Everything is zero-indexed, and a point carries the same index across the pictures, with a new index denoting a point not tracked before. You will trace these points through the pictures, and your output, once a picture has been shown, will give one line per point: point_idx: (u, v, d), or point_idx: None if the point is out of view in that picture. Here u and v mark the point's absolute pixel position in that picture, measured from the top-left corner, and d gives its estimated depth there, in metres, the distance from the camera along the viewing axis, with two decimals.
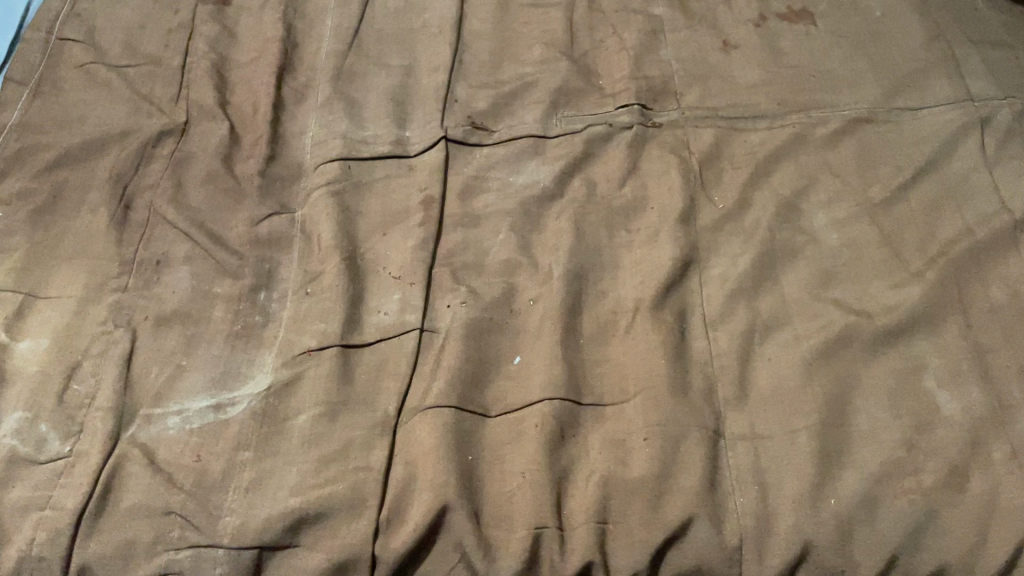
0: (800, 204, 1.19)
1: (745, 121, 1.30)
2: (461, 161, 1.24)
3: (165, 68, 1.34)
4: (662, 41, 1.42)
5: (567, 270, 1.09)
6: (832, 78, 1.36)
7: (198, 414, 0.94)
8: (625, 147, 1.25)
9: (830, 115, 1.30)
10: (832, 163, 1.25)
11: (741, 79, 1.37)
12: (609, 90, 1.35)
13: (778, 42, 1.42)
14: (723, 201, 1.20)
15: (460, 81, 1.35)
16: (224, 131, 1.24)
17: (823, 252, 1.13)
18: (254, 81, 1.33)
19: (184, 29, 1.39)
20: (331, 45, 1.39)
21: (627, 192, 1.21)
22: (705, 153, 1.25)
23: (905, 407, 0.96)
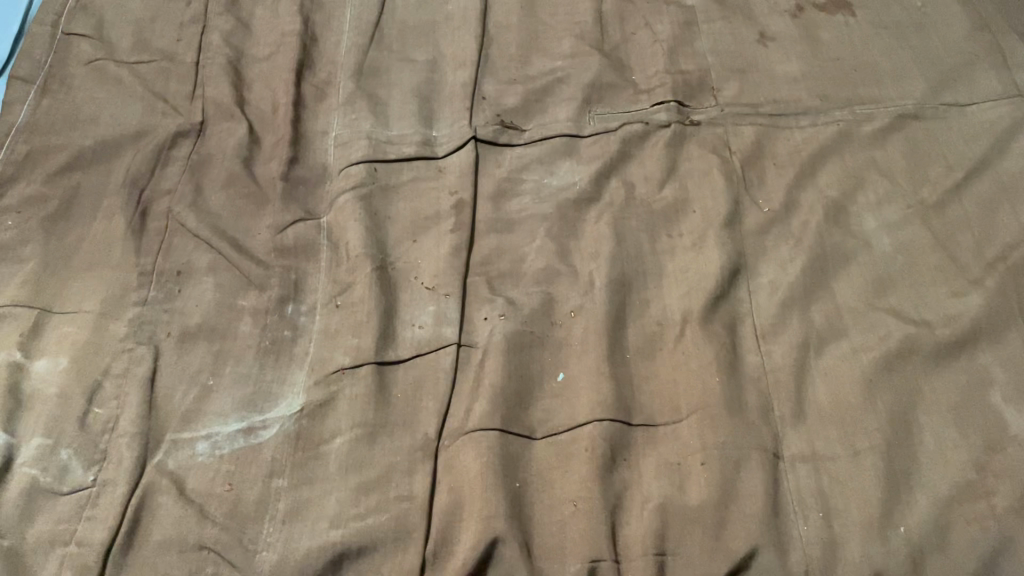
0: (849, 206, 1.14)
1: (787, 117, 1.24)
2: (492, 162, 1.19)
3: (179, 64, 1.28)
4: (697, 32, 1.35)
5: (609, 280, 1.04)
6: (875, 71, 1.31)
7: (228, 438, 0.89)
8: (664, 146, 1.20)
9: (875, 110, 1.25)
10: (881, 162, 1.19)
11: (781, 72, 1.31)
12: (643, 86, 1.29)
13: (817, 32, 1.36)
14: (768, 203, 1.14)
15: (487, 76, 1.29)
16: (244, 132, 1.19)
17: (877, 257, 1.08)
18: (272, 77, 1.27)
19: (197, 23, 1.32)
20: (351, 39, 1.32)
21: (668, 194, 1.15)
22: (747, 152, 1.20)
23: (972, 425, 0.92)
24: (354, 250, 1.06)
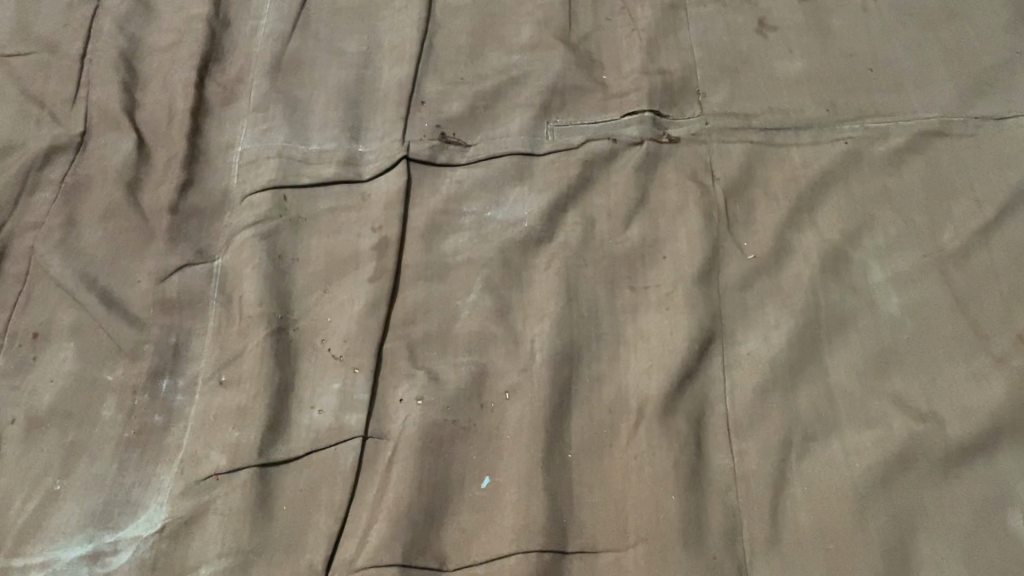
0: (853, 252, 0.94)
1: (785, 133, 1.04)
2: (427, 187, 0.99)
3: (61, 56, 1.07)
4: (683, 19, 1.13)
5: (553, 351, 0.86)
6: (895, 73, 1.08)
7: (70, 568, 0.75)
8: (633, 172, 1.00)
9: (891, 125, 1.04)
10: (895, 193, 0.98)
11: (782, 71, 1.09)
12: (615, 88, 1.08)
13: (829, 21, 1.14)
14: (755, 249, 0.94)
15: (429, 73, 1.08)
16: (130, 148, 0.99)
17: (882, 323, 0.89)
18: (171, 74, 1.06)
19: (88, 3, 1.11)
20: (271, 24, 1.11)
21: (635, 233, 0.95)
22: (734, 179, 0.99)
23: (984, 561, 0.74)
24: (249, 309, 0.88)
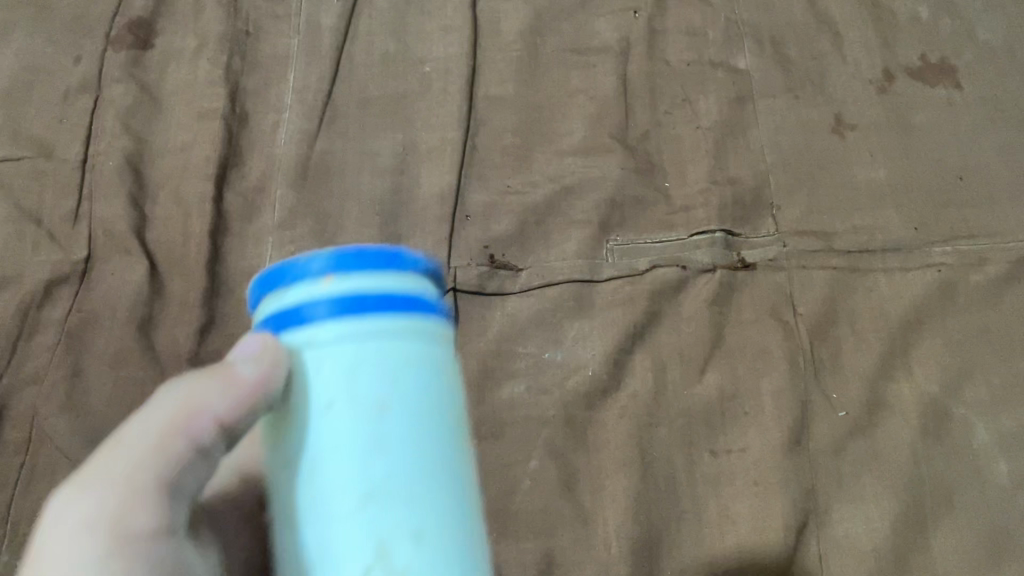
0: (954, 406, 0.85)
1: (871, 256, 0.93)
2: (476, 323, 0.89)
3: (59, 162, 0.94)
4: (752, 114, 1.01)
5: (634, 544, 0.79)
6: (986, 183, 0.96)
7: None
8: (707, 306, 0.90)
9: (987, 249, 0.92)
10: (996, 333, 0.88)
11: (862, 180, 0.97)
12: (680, 200, 0.97)
13: (909, 116, 1.00)
14: (846, 403, 0.86)
15: (473, 182, 0.97)
16: (142, 279, 0.88)
17: (990, 497, 0.80)
18: (183, 183, 0.94)
19: (86, 94, 0.98)
20: (293, 120, 0.98)
21: (712, 381, 0.86)
22: (819, 316, 0.90)
23: None
24: None
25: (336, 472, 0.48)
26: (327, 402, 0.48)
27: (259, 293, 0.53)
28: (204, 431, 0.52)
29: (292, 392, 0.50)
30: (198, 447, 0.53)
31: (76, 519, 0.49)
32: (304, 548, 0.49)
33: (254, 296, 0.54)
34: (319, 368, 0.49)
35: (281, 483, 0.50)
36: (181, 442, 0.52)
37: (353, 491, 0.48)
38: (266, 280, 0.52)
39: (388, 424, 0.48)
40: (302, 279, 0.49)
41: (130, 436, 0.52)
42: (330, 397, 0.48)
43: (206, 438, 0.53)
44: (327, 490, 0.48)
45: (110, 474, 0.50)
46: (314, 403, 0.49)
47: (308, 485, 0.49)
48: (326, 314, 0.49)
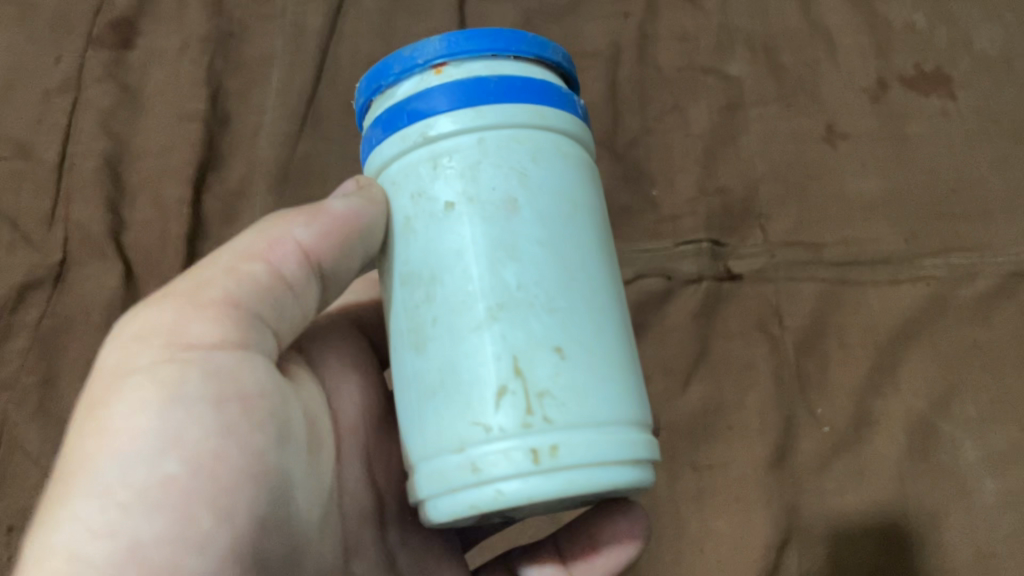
0: (941, 424, 0.83)
1: (861, 268, 0.91)
2: None
3: (37, 163, 0.93)
4: (743, 122, 1.00)
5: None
6: (980, 194, 0.94)
7: None
8: (691, 319, 0.89)
9: (979, 262, 0.90)
10: (987, 349, 0.86)
11: (853, 190, 0.95)
12: (668, 208, 0.96)
13: (903, 126, 0.98)
14: (831, 419, 0.84)
15: None
16: (118, 284, 0.87)
17: (976, 517, 0.79)
18: (163, 186, 0.93)
19: (66, 94, 0.96)
20: (276, 124, 0.97)
21: (696, 395, 0.86)
22: (806, 329, 0.88)
23: None
24: None
25: (468, 275, 0.51)
26: (459, 195, 0.51)
27: (366, 93, 0.57)
28: (201, 325, 0.51)
29: (421, 195, 0.53)
30: (201, 339, 0.51)
31: (83, 420, 0.49)
32: (428, 369, 0.51)
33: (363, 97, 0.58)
34: (461, 206, 0.51)
35: (406, 306, 0.53)
36: (181, 332, 0.51)
37: (478, 260, 0.51)
38: (374, 77, 0.56)
39: (518, 224, 0.51)
40: (426, 52, 0.53)
41: (131, 335, 0.52)
42: (448, 137, 0.52)
43: (206, 330, 0.52)
44: (463, 293, 0.50)
45: (107, 375, 0.50)
46: (442, 176, 0.52)
47: (444, 276, 0.51)
48: (449, 90, 0.52)
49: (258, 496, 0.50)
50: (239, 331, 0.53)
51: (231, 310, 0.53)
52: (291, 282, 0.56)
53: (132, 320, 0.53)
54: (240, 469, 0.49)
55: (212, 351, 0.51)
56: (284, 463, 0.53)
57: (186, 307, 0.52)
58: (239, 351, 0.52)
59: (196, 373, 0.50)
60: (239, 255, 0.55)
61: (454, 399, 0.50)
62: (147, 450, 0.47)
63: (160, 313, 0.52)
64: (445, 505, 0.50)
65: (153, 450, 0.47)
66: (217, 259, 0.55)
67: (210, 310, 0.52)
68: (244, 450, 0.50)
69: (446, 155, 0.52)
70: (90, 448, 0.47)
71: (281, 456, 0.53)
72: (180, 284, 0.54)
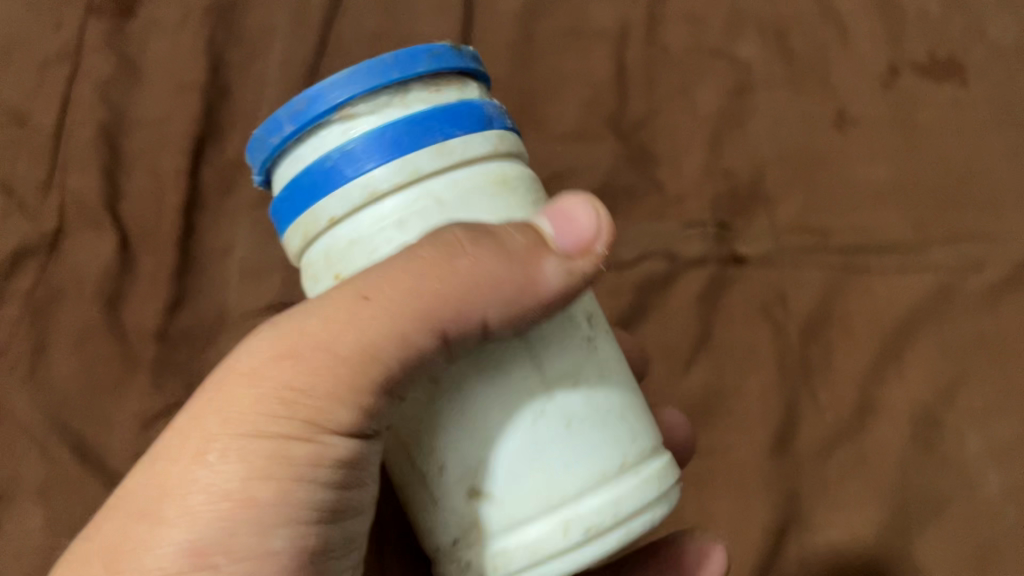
0: (945, 414, 0.82)
1: (869, 255, 0.89)
2: None
3: (33, 131, 0.92)
4: (751, 105, 0.98)
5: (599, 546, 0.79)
6: (991, 184, 0.92)
7: None
8: (695, 301, 0.88)
9: (988, 252, 0.88)
10: (994, 340, 0.84)
11: (862, 178, 0.94)
12: (673, 190, 0.94)
13: (913, 113, 0.96)
14: (834, 406, 0.83)
15: None
16: (113, 253, 0.86)
17: (979, 509, 0.78)
18: (161, 156, 0.92)
19: (65, 62, 0.95)
20: (277, 97, 0.96)
21: (697, 379, 0.85)
22: (811, 316, 0.87)
23: None
24: None
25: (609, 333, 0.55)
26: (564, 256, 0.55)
27: (427, 62, 0.47)
28: (347, 417, 0.46)
29: None
30: (341, 428, 0.46)
31: (178, 467, 0.44)
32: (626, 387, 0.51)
33: (413, 56, 0.47)
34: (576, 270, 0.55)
35: (563, 323, 0.49)
36: (326, 414, 0.45)
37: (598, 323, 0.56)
38: (440, 57, 0.48)
39: None
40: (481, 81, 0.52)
41: (274, 393, 0.44)
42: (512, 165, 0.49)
43: (347, 421, 0.46)
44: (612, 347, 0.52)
45: (221, 423, 0.44)
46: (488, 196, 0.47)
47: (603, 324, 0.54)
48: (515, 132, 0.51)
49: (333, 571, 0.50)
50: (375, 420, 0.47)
51: (383, 397, 0.46)
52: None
53: (267, 364, 0.45)
54: (323, 556, 0.48)
55: (347, 441, 0.47)
56: (357, 529, 0.51)
57: (339, 386, 0.45)
58: (362, 439, 0.48)
59: (320, 466, 0.46)
60: (419, 315, 0.45)
61: (619, 416, 0.49)
62: (257, 530, 0.44)
63: (316, 381, 0.45)
64: (609, 512, 0.46)
65: (265, 524, 0.45)
66: (395, 307, 0.44)
67: (368, 397, 0.46)
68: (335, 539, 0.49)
69: (514, 171, 0.49)
70: (193, 503, 0.43)
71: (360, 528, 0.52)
72: (340, 338, 0.44)
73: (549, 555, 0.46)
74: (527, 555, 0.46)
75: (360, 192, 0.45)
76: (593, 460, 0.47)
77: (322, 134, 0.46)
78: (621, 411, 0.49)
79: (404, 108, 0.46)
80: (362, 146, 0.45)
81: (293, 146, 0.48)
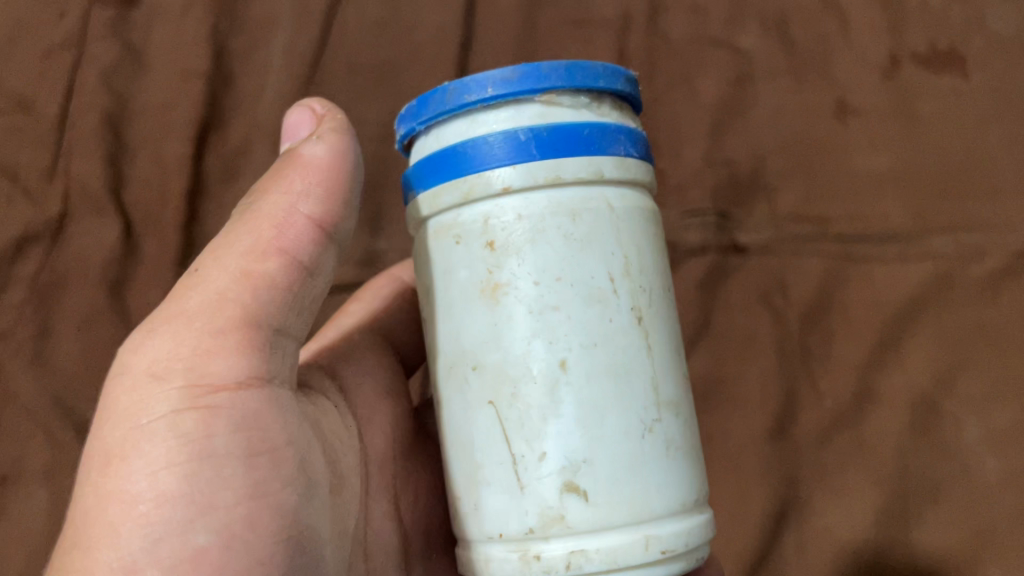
0: (944, 402, 0.82)
1: (868, 245, 0.90)
2: None
3: (37, 118, 0.92)
4: (752, 95, 0.98)
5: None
6: (991, 174, 0.92)
7: None
8: (694, 289, 0.89)
9: (987, 242, 0.89)
10: (992, 329, 0.85)
11: (862, 167, 0.94)
12: (673, 179, 0.95)
13: (914, 103, 0.97)
14: (833, 393, 0.84)
15: None
16: (117, 240, 0.87)
17: (976, 495, 0.78)
18: (164, 144, 0.92)
19: (68, 49, 0.95)
20: (279, 85, 0.96)
21: (697, 366, 0.86)
22: (810, 303, 0.87)
23: None
24: None
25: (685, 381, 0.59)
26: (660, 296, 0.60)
27: (560, 77, 0.53)
28: (225, 363, 0.53)
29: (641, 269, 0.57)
30: (227, 379, 0.53)
31: (101, 487, 0.49)
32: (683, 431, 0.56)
33: (540, 70, 0.53)
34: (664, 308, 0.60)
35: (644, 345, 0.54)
36: (211, 373, 0.53)
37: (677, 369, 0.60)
38: (573, 71, 0.54)
39: None
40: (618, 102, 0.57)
41: (153, 374, 0.52)
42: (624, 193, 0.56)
43: (229, 372, 0.53)
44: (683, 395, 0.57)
45: (128, 421, 0.51)
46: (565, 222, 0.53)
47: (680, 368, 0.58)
48: (634, 172, 0.56)
49: (286, 553, 0.53)
50: (255, 367, 0.55)
51: (251, 332, 0.55)
52: (287, 295, 0.57)
53: (152, 357, 0.53)
54: (270, 535, 0.52)
55: (236, 395, 0.53)
56: (312, 517, 0.56)
57: (204, 339, 0.53)
58: (259, 387, 0.55)
59: (226, 423, 0.52)
60: (246, 253, 0.56)
61: (676, 418, 0.55)
62: (175, 518, 0.49)
63: (185, 347, 0.53)
64: (616, 512, 0.51)
65: (181, 523, 0.49)
66: (215, 273, 0.55)
67: (227, 343, 0.54)
68: (272, 514, 0.52)
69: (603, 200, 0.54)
70: (120, 515, 0.48)
71: (309, 513, 0.56)
72: (185, 305, 0.54)
73: (607, 525, 0.51)
74: (537, 515, 0.52)
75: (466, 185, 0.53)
76: (656, 439, 0.53)
77: (471, 121, 0.54)
78: (677, 409, 0.55)
79: (512, 122, 0.53)
80: (494, 146, 0.53)
81: (444, 122, 0.55)
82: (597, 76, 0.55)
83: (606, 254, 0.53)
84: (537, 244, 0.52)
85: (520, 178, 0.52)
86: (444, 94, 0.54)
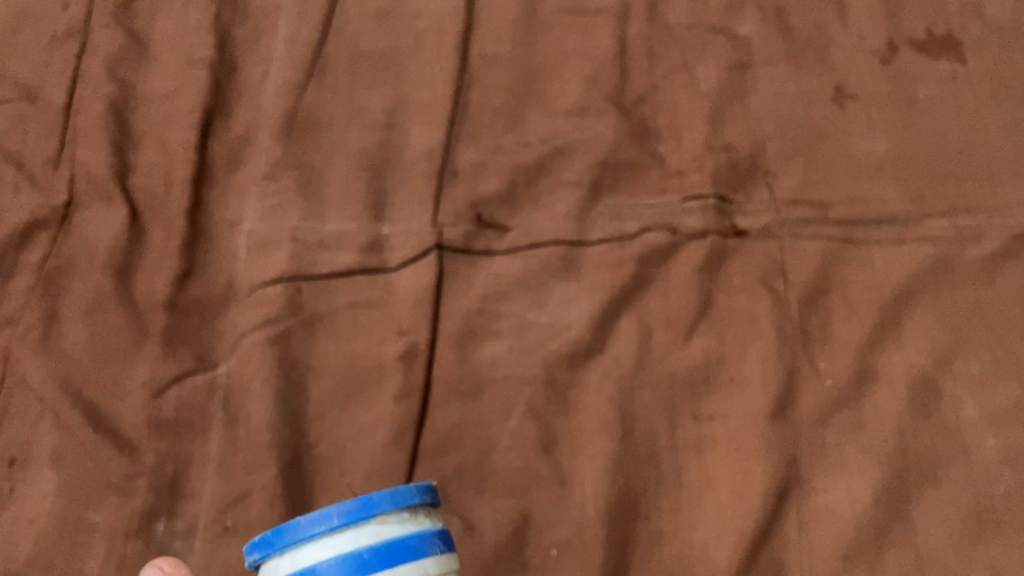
0: (943, 381, 0.83)
1: (866, 227, 0.91)
2: (462, 281, 0.88)
3: (44, 107, 0.93)
4: (751, 81, 0.99)
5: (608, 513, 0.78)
6: (988, 158, 0.93)
7: None
8: (696, 270, 0.89)
9: (985, 224, 0.90)
10: (991, 309, 0.86)
11: (861, 152, 0.95)
12: (674, 164, 0.95)
13: (912, 88, 0.97)
14: (834, 374, 0.84)
15: (465, 140, 0.96)
16: (122, 225, 0.87)
17: (975, 473, 0.79)
18: (169, 132, 0.93)
19: (74, 39, 0.96)
20: (282, 72, 0.97)
21: (699, 347, 0.86)
22: (811, 285, 0.88)
23: None
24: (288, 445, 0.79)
25: None
26: None
27: (387, 503, 0.65)
28: None
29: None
30: None
31: None
32: None
33: (372, 499, 0.65)
34: None
35: None
36: None
37: None
38: (397, 496, 0.66)
39: None
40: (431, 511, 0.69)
41: None
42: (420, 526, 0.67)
43: None
44: None
45: None
46: (398, 564, 0.64)
47: None
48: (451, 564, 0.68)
49: None
50: None
51: None
52: None
53: None
54: None
55: None
56: None
57: None
58: None
59: None
60: None
61: None
62: None
63: None
64: None
65: None
66: None
67: None
68: None
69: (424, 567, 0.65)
70: None
71: None
72: None
73: None
74: None
75: (312, 543, 0.64)
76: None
77: (316, 544, 0.64)
78: None
79: (341, 538, 0.64)
80: (330, 564, 0.63)
81: (293, 550, 0.65)
82: (414, 494, 0.67)
83: (426, 574, 0.65)
84: (376, 574, 0.63)
85: (329, 531, 0.64)
86: (294, 530, 0.64)
